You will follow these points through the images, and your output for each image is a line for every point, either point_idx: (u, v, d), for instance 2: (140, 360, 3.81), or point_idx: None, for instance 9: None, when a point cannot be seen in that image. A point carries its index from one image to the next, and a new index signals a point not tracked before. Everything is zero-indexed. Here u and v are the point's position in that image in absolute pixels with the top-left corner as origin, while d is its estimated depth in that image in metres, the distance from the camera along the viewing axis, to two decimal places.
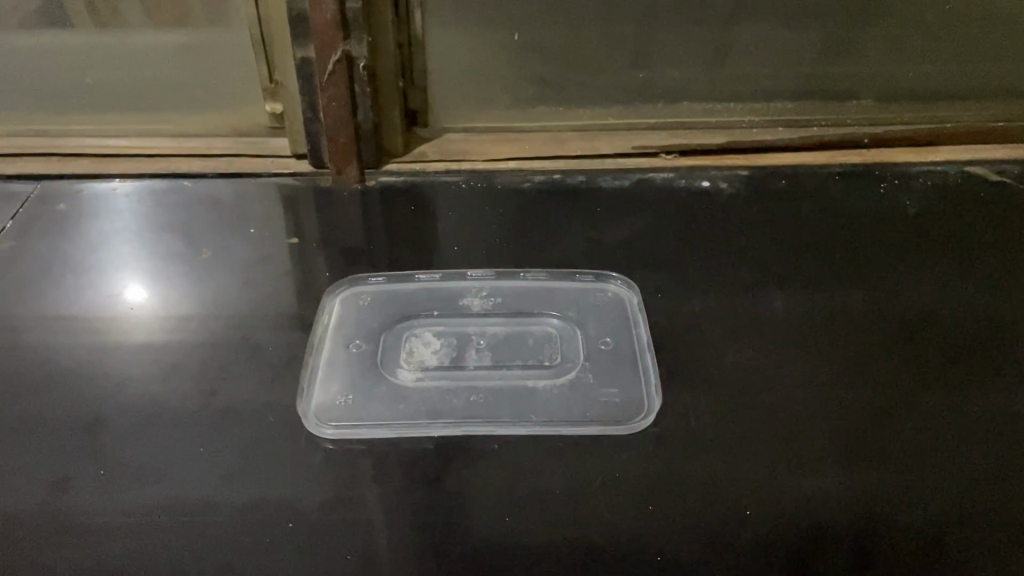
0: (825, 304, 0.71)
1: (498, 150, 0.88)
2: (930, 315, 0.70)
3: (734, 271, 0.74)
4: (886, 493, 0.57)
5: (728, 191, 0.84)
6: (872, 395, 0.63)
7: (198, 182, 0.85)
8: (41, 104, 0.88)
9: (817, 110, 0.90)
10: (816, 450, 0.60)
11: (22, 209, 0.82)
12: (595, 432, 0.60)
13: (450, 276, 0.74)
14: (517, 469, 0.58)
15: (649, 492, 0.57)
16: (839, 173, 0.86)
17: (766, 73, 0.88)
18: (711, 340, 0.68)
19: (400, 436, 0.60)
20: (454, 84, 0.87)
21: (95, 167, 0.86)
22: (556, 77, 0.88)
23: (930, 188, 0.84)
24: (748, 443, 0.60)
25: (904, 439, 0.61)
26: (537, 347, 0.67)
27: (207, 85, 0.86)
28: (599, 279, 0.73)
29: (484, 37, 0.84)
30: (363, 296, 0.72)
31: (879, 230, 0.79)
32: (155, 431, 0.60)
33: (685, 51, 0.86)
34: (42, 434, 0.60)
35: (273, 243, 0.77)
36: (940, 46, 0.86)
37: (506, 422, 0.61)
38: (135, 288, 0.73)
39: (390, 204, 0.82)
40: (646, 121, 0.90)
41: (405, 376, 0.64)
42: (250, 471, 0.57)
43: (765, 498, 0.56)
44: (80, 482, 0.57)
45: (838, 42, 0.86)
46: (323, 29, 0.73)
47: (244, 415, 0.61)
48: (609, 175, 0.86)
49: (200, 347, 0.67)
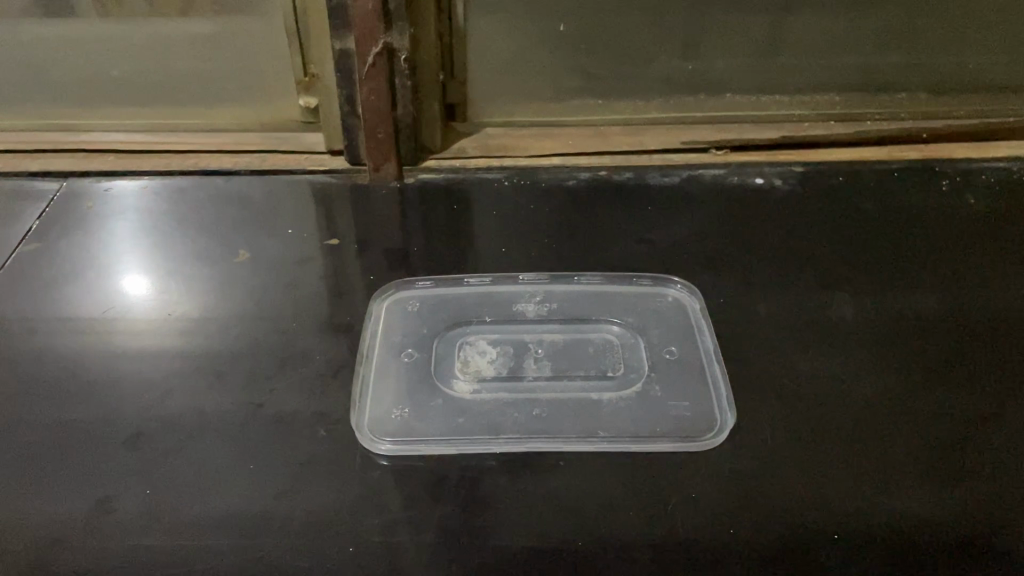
0: (893, 305, 0.68)
1: (540, 146, 0.84)
2: (1007, 317, 0.67)
3: (798, 275, 0.71)
4: (983, 509, 0.54)
5: (783, 189, 0.81)
6: (952, 403, 0.60)
7: (231, 180, 0.82)
8: (65, 98, 0.85)
9: (869, 104, 0.87)
10: (898, 461, 0.57)
11: (47, 208, 0.78)
12: (666, 447, 0.57)
13: (501, 280, 0.71)
14: (585, 486, 0.55)
15: (726, 509, 0.53)
16: (897, 170, 0.83)
17: (819, 63, 0.85)
18: (781, 348, 0.64)
19: (460, 452, 0.57)
20: (496, 78, 0.84)
21: (123, 163, 0.83)
22: (601, 70, 0.85)
23: (994, 186, 0.81)
24: (825, 453, 0.57)
25: (996, 451, 0.57)
26: (598, 356, 0.64)
27: (238, 78, 0.83)
28: (657, 283, 0.70)
29: (527, 28, 0.81)
30: (410, 302, 0.69)
31: (945, 230, 0.76)
32: (200, 446, 0.57)
33: (736, 41, 0.83)
34: (78, 450, 0.57)
35: (312, 244, 0.74)
36: (1000, 36, 0.83)
37: (573, 438, 0.58)
38: (168, 290, 0.70)
39: (431, 203, 0.78)
40: (693, 115, 0.87)
41: (461, 387, 0.62)
42: (303, 489, 0.54)
43: (851, 512, 0.53)
44: (120, 503, 0.54)
45: (895, 31, 0.83)
46: (364, 20, 0.70)
47: (295, 427, 0.58)
48: (657, 172, 0.83)
49: (242, 355, 0.64)
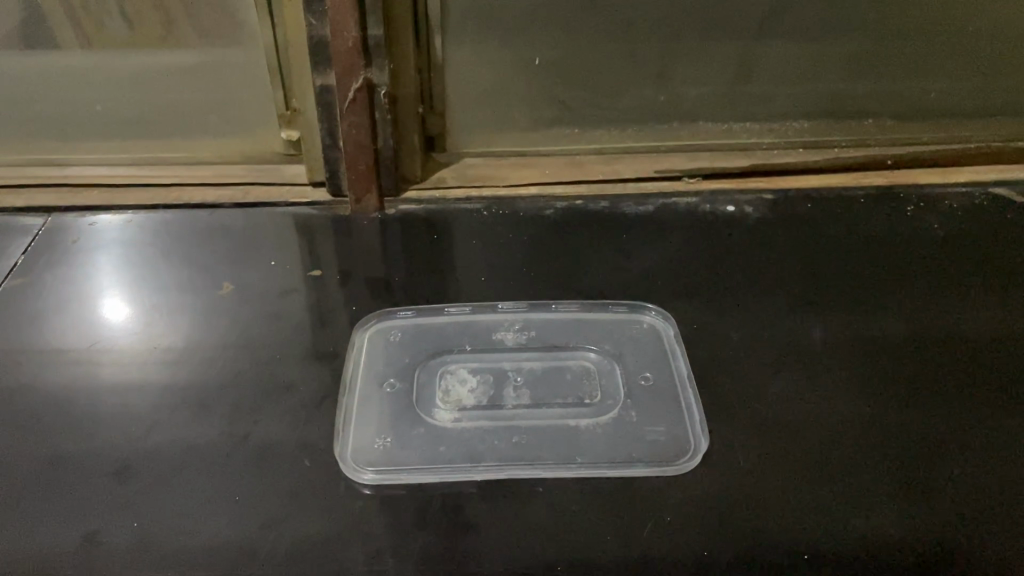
0: (860, 328, 0.70)
1: (518, 176, 0.86)
2: (967, 338, 0.70)
3: (769, 299, 0.73)
4: (950, 525, 0.56)
5: (753, 215, 0.83)
6: (918, 423, 0.62)
7: (214, 213, 0.83)
8: (49, 134, 0.86)
9: (835, 131, 0.90)
10: (864, 480, 0.58)
11: (33, 243, 0.79)
12: (642, 472, 0.59)
13: (480, 309, 0.72)
14: (564, 512, 0.56)
15: (701, 531, 0.55)
16: (863, 196, 0.86)
17: (787, 92, 0.88)
18: (753, 372, 0.66)
19: (441, 480, 0.58)
20: (474, 110, 0.86)
21: (108, 198, 0.84)
22: (577, 100, 0.87)
23: (955, 211, 0.84)
24: (794, 474, 0.59)
25: (960, 470, 0.59)
26: (575, 383, 0.66)
27: (221, 112, 0.85)
28: (632, 309, 0.72)
29: (503, 61, 0.83)
30: (392, 332, 0.70)
31: (910, 253, 0.79)
32: (187, 477, 0.58)
33: (707, 71, 0.86)
34: (65, 484, 0.57)
35: (295, 275, 0.75)
36: (958, 65, 0.87)
37: (552, 464, 0.59)
38: (152, 323, 0.71)
39: (411, 234, 0.80)
40: (665, 144, 0.90)
41: (442, 416, 0.63)
42: (288, 520, 0.55)
43: (823, 530, 0.55)
44: (109, 535, 0.54)
45: (860, 62, 0.86)
46: (343, 56, 0.72)
47: (280, 459, 0.59)
48: (632, 201, 0.85)
49: (227, 386, 0.65)
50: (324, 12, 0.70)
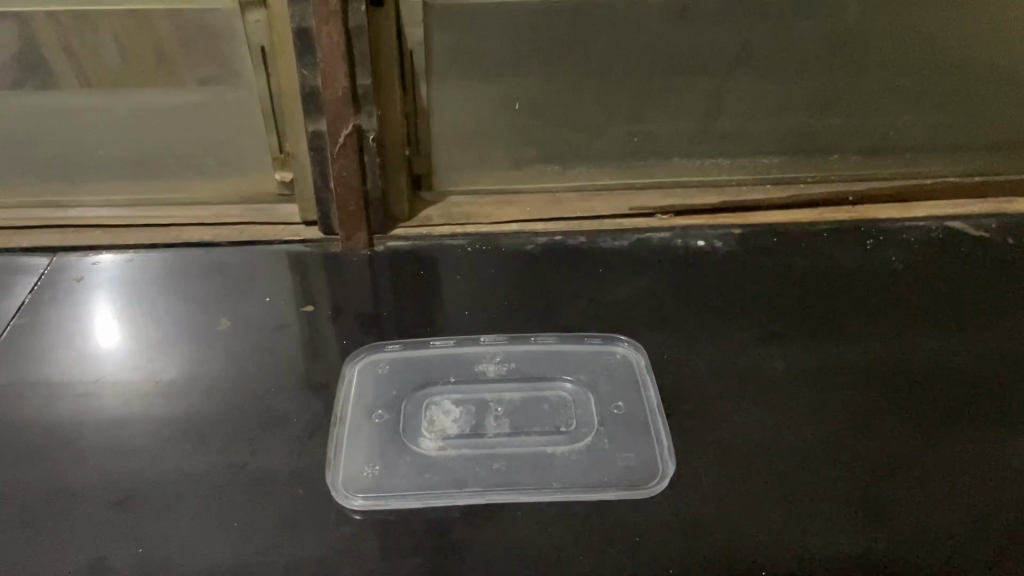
0: (821, 356, 0.75)
1: (501, 213, 0.91)
2: (922, 365, 0.74)
3: (737, 329, 0.78)
4: (900, 542, 0.60)
5: (723, 249, 0.88)
6: (873, 446, 0.67)
7: (210, 251, 0.87)
8: (52, 178, 0.90)
9: (801, 168, 0.95)
10: (821, 501, 0.63)
11: (39, 283, 0.83)
12: (613, 496, 0.63)
13: (463, 342, 0.76)
14: (541, 534, 0.60)
15: (669, 551, 0.59)
16: (827, 230, 0.90)
17: (754, 131, 0.93)
18: (720, 399, 0.70)
19: (426, 506, 0.62)
20: (458, 151, 0.91)
21: (110, 238, 0.88)
22: (556, 140, 0.92)
23: (913, 244, 0.88)
24: (757, 496, 0.63)
25: (911, 491, 0.63)
26: (552, 412, 0.70)
27: (217, 155, 0.89)
28: (607, 341, 0.76)
29: (485, 105, 0.88)
30: (381, 365, 0.74)
31: (870, 284, 0.83)
32: (188, 506, 0.61)
33: (678, 112, 0.91)
34: (72, 514, 0.61)
35: (288, 310, 0.79)
36: (915, 105, 0.92)
37: (530, 489, 0.63)
38: (152, 358, 0.74)
39: (398, 270, 0.84)
40: (638, 182, 0.95)
41: (428, 445, 0.67)
42: (282, 544, 0.59)
43: (781, 548, 0.59)
44: (115, 561, 0.58)
45: (821, 103, 0.91)
46: (334, 105, 0.76)
47: (273, 487, 0.63)
48: (609, 236, 0.89)
49: (225, 418, 0.68)
50: (315, 64, 0.74)
